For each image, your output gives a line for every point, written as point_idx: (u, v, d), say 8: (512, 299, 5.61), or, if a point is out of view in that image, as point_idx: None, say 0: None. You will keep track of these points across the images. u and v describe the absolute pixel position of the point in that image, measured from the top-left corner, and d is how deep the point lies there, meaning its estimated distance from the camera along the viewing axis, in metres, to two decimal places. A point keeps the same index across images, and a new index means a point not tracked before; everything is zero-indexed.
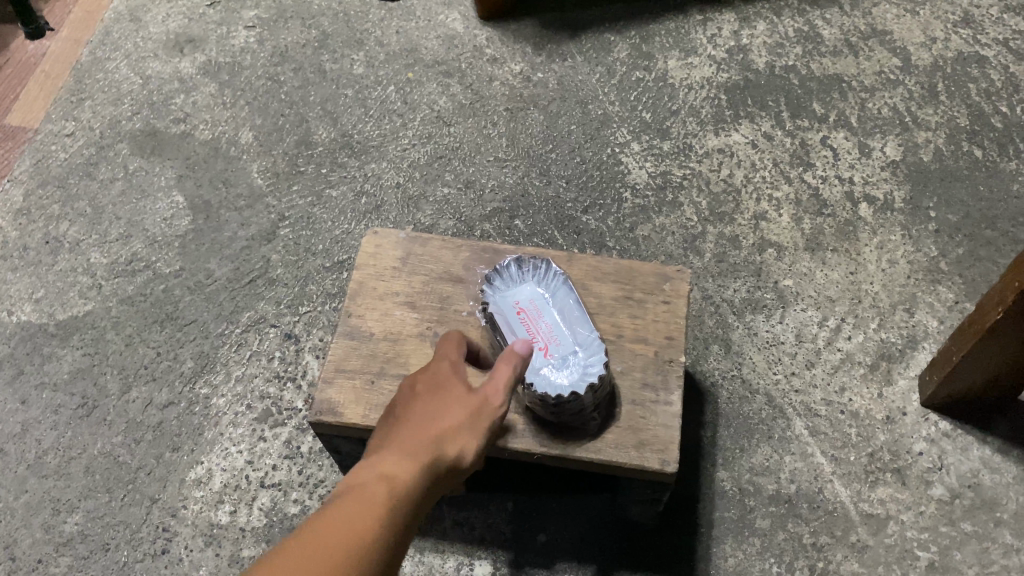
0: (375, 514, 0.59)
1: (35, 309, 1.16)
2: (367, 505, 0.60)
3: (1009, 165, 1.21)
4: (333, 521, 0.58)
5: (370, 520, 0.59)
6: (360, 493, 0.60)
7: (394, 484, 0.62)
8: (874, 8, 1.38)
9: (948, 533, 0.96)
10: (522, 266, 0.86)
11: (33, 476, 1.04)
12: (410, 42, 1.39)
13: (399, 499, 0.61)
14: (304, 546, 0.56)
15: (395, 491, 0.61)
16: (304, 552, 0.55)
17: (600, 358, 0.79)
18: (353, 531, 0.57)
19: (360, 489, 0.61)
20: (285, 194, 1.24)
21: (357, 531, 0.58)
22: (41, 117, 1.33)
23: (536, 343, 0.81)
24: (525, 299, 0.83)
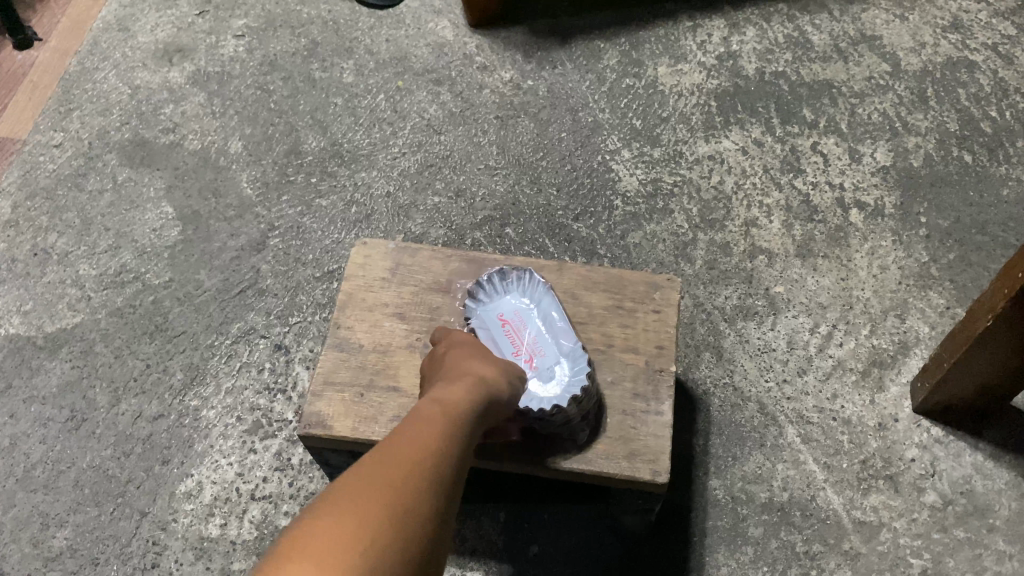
0: (444, 431, 0.61)
1: (23, 322, 1.15)
2: (433, 423, 0.62)
3: (999, 170, 1.21)
4: (407, 434, 0.60)
5: (440, 434, 0.61)
6: (422, 417, 0.63)
7: (452, 407, 0.65)
8: (863, 14, 1.38)
9: (941, 540, 0.95)
10: (506, 277, 0.87)
11: (21, 491, 1.03)
12: (400, 50, 1.39)
13: (459, 422, 0.63)
14: (388, 451, 0.57)
15: (452, 415, 0.64)
16: (394, 454, 0.57)
17: (583, 366, 0.80)
18: (430, 439, 0.59)
19: (419, 415, 0.63)
20: (275, 203, 1.24)
21: (432, 440, 0.60)
22: (29, 128, 1.33)
23: (521, 356, 0.82)
24: (509, 312, 0.85)
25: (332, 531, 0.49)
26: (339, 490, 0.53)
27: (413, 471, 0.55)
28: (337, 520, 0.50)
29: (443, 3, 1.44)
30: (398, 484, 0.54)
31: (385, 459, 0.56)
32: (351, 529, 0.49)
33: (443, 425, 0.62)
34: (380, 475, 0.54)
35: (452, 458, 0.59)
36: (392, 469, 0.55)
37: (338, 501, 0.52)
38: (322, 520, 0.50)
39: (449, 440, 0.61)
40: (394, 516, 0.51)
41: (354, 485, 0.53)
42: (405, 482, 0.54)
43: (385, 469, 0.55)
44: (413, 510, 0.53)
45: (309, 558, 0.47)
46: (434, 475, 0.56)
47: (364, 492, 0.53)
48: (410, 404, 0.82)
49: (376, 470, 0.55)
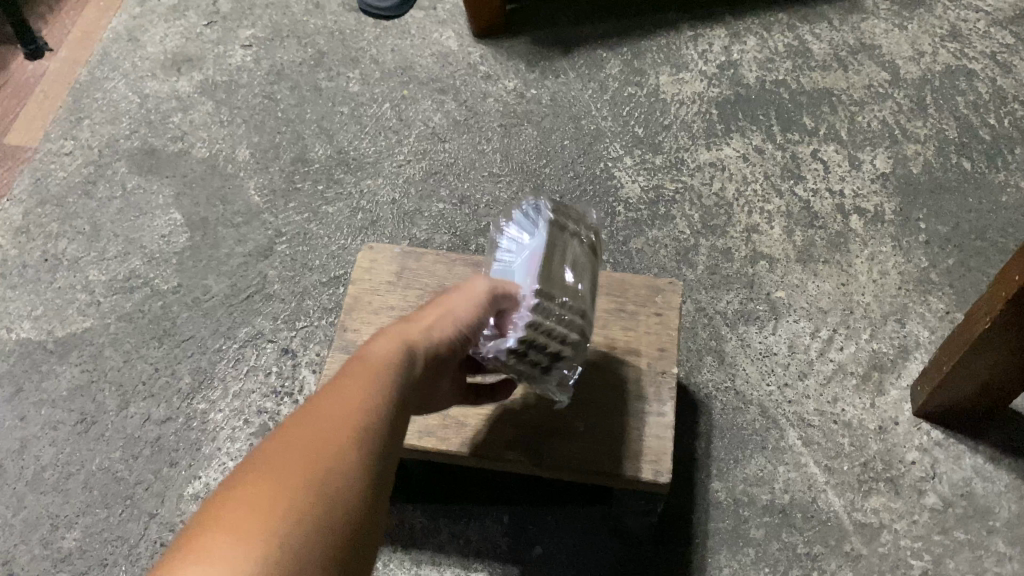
0: (384, 378, 0.60)
1: (33, 326, 1.17)
2: (372, 371, 0.60)
3: (998, 176, 1.22)
4: (340, 387, 0.58)
5: (379, 384, 0.59)
6: (362, 364, 0.61)
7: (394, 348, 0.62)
8: (863, 23, 1.40)
9: (942, 542, 0.96)
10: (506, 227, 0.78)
11: (31, 493, 1.05)
12: (405, 60, 1.41)
13: (404, 367, 0.62)
14: (315, 411, 0.56)
15: (395, 360, 0.62)
16: (321, 417, 0.55)
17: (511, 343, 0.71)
18: (365, 393, 0.58)
19: (360, 361, 0.61)
20: (282, 210, 1.25)
21: (367, 392, 0.58)
22: (40, 136, 1.35)
23: None
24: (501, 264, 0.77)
25: (249, 509, 0.49)
26: (262, 459, 0.53)
27: (339, 433, 0.54)
28: (255, 497, 0.49)
29: (448, 13, 1.46)
30: (322, 450, 0.53)
31: (310, 421, 0.55)
32: (268, 506, 0.49)
33: (383, 373, 0.60)
34: (304, 443, 0.53)
35: (388, 409, 0.58)
36: (316, 434, 0.54)
37: (255, 475, 0.51)
38: (239, 498, 0.50)
39: (386, 388, 0.59)
40: (315, 484, 0.51)
41: (277, 455, 0.53)
42: (334, 446, 0.53)
43: (310, 433, 0.54)
44: (336, 476, 0.52)
45: (224, 541, 0.47)
46: (364, 435, 0.55)
47: (286, 463, 0.52)
48: None
49: (300, 436, 0.54)
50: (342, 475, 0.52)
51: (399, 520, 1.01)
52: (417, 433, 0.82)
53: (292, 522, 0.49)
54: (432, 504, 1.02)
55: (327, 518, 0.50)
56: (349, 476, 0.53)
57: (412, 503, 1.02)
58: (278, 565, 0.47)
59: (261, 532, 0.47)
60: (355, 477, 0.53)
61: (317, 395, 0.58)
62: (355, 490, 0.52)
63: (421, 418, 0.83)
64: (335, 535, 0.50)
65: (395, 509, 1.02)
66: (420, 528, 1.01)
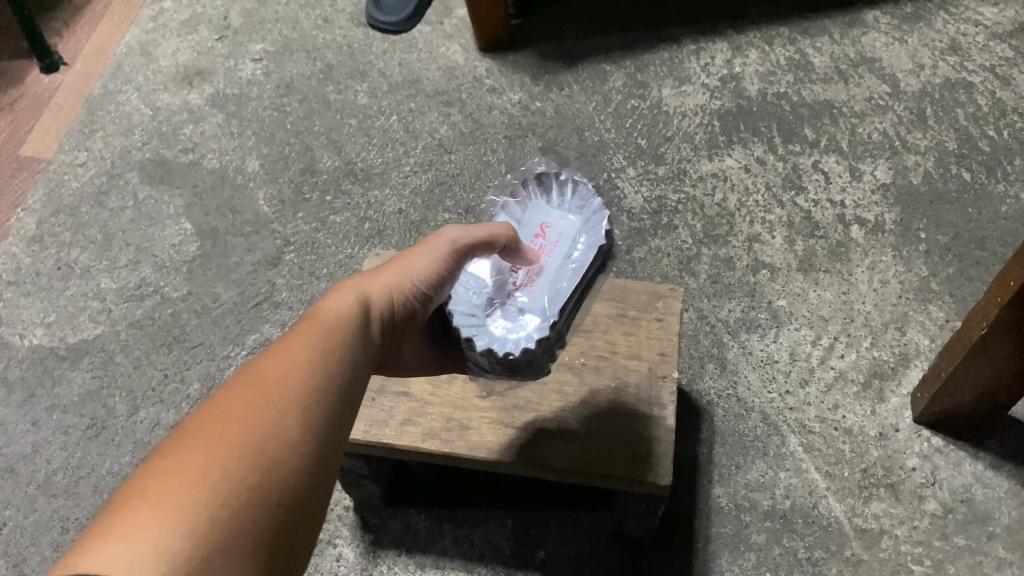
0: (334, 336, 0.63)
1: (46, 333, 1.19)
2: (322, 329, 0.64)
3: (998, 187, 1.23)
4: (288, 344, 0.62)
5: (329, 341, 0.63)
6: (313, 322, 0.64)
7: (335, 317, 0.65)
8: (864, 37, 1.42)
9: (942, 547, 0.97)
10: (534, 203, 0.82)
11: (42, 496, 1.06)
12: (412, 74, 1.43)
13: (355, 325, 0.66)
14: (262, 365, 0.59)
15: (346, 319, 0.65)
16: (269, 369, 0.59)
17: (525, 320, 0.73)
18: (313, 349, 0.61)
19: (312, 319, 0.65)
20: (291, 220, 1.28)
21: (315, 349, 0.62)
22: (54, 148, 1.37)
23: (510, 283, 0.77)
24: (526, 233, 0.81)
25: (196, 454, 0.52)
26: (197, 422, 0.55)
27: (286, 386, 0.58)
28: (201, 444, 0.53)
29: (455, 28, 1.48)
30: (267, 403, 0.56)
31: (258, 374, 0.58)
32: (214, 451, 0.52)
33: (333, 330, 0.64)
34: (251, 395, 0.56)
35: (336, 365, 0.62)
36: (263, 387, 0.57)
37: (203, 423, 0.54)
38: (186, 443, 0.53)
39: (336, 346, 0.63)
40: (259, 434, 0.54)
41: (224, 405, 0.56)
42: (272, 411, 0.56)
43: (257, 386, 0.57)
44: (279, 426, 0.55)
45: (154, 503, 0.49)
46: (309, 388, 0.59)
47: (222, 426, 0.54)
48: (420, 408, 0.85)
49: (247, 389, 0.57)
50: (286, 425, 0.56)
51: (404, 524, 1.03)
52: (422, 435, 0.84)
53: (236, 467, 0.52)
54: (437, 509, 1.03)
55: (270, 464, 0.54)
56: (293, 427, 0.56)
57: (416, 508, 1.04)
58: (224, 507, 0.50)
59: (205, 476, 0.51)
60: (300, 428, 0.56)
61: (266, 351, 0.61)
62: (300, 441, 0.56)
63: (426, 421, 0.84)
64: (280, 476, 0.53)
65: (400, 513, 1.03)
66: (424, 532, 1.02)
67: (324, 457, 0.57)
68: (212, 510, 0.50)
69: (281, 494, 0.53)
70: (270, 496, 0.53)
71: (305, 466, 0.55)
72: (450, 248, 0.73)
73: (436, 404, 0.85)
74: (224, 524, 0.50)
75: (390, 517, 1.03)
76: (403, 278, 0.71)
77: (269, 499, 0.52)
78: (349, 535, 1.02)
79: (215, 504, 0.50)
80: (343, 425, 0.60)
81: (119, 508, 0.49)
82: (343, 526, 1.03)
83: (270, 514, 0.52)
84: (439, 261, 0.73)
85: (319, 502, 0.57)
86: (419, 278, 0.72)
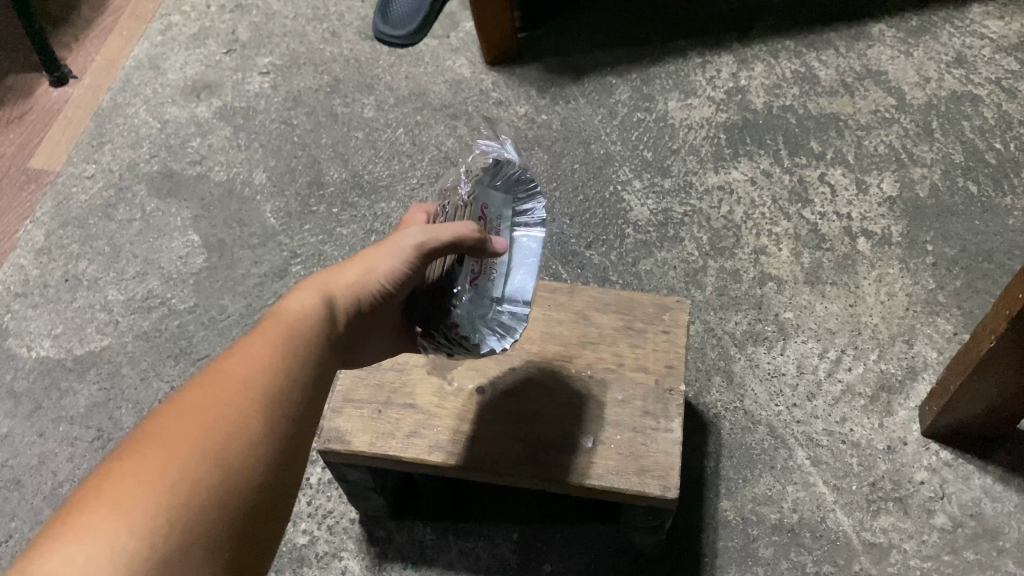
0: (296, 338, 0.63)
1: (53, 345, 1.20)
2: (285, 329, 0.64)
3: (1005, 200, 1.23)
4: (250, 344, 0.62)
5: (292, 341, 0.63)
6: (276, 322, 0.64)
7: (298, 317, 0.65)
8: (869, 50, 1.42)
9: (951, 562, 0.96)
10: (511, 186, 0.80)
11: (48, 507, 1.06)
12: (419, 87, 1.44)
13: (319, 326, 0.66)
14: (224, 366, 0.60)
15: (311, 319, 0.65)
16: (230, 371, 0.59)
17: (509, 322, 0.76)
18: (276, 351, 0.62)
19: (273, 319, 0.65)
20: (297, 232, 1.28)
21: (277, 350, 0.62)
22: (62, 160, 1.38)
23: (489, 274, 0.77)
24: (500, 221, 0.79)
25: (152, 460, 0.52)
26: (154, 426, 0.55)
27: (248, 388, 0.58)
28: (159, 451, 0.53)
29: (461, 41, 1.49)
30: (228, 404, 0.57)
31: (219, 375, 0.59)
32: (173, 452, 0.53)
33: (297, 331, 0.64)
34: (211, 396, 0.57)
35: (299, 366, 0.62)
36: (223, 389, 0.58)
37: (160, 428, 0.55)
38: (146, 443, 0.53)
39: (299, 347, 0.63)
40: (219, 441, 0.55)
41: (184, 406, 0.56)
42: (235, 417, 0.57)
43: (218, 387, 0.58)
44: (239, 429, 0.56)
45: (107, 511, 0.49)
46: (271, 391, 0.59)
47: (179, 433, 0.54)
48: (426, 420, 0.85)
49: (207, 390, 0.58)
50: (247, 428, 0.56)
51: (410, 536, 1.02)
52: (428, 448, 0.84)
53: (196, 468, 0.53)
54: (442, 522, 1.03)
55: (230, 466, 0.54)
56: (253, 430, 0.57)
57: (422, 521, 1.03)
58: (182, 516, 0.51)
59: (165, 476, 0.52)
60: (260, 431, 0.57)
61: (227, 351, 0.62)
62: (259, 443, 0.57)
63: (432, 433, 0.84)
64: (242, 484, 0.54)
65: (405, 526, 1.03)
66: (430, 545, 1.02)
67: (285, 459, 0.58)
68: (171, 509, 0.50)
69: (241, 494, 0.54)
70: (230, 496, 0.53)
71: (265, 467, 0.56)
72: (415, 250, 0.70)
73: (443, 417, 0.85)
74: (184, 524, 0.50)
75: (395, 529, 1.03)
76: (368, 277, 0.70)
77: (228, 500, 0.53)
78: (355, 548, 1.02)
79: (174, 503, 0.51)
80: (304, 427, 0.61)
81: (76, 507, 0.49)
82: (349, 538, 1.02)
83: (230, 514, 0.53)
84: (404, 261, 0.71)
85: (280, 501, 0.58)
86: (382, 279, 0.70)
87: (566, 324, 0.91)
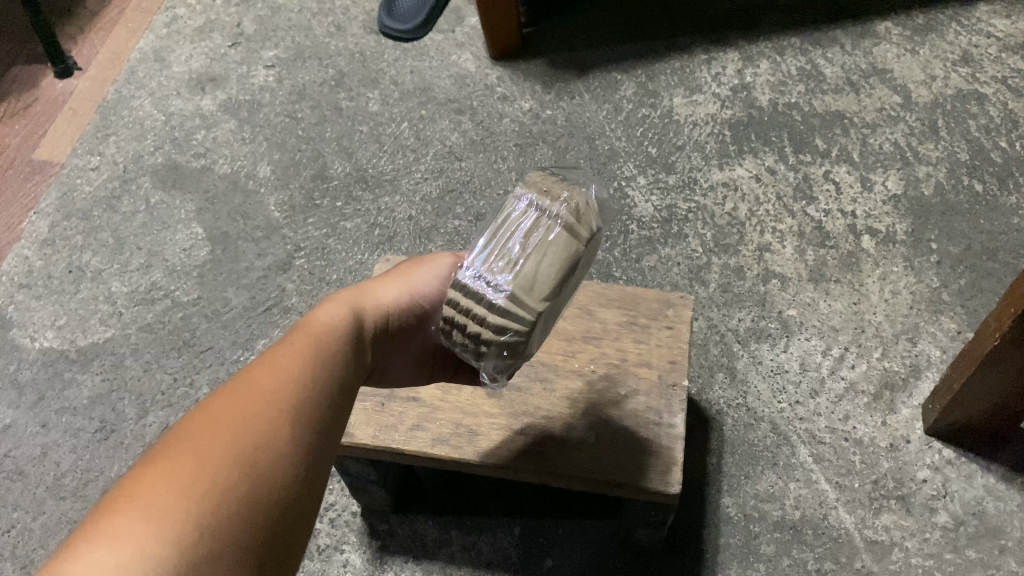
0: (321, 348, 0.64)
1: (56, 336, 1.20)
2: (310, 343, 0.64)
3: (1010, 199, 1.23)
4: (276, 354, 0.62)
5: (319, 353, 0.63)
6: (301, 336, 0.65)
7: (325, 329, 0.66)
8: (875, 48, 1.42)
9: (954, 561, 0.96)
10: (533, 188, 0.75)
11: (51, 498, 1.06)
12: (424, 81, 1.44)
13: (345, 338, 0.66)
14: (249, 378, 0.59)
15: (338, 332, 0.66)
16: (256, 382, 0.59)
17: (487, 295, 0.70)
18: (300, 362, 0.62)
19: (301, 331, 0.66)
20: (301, 225, 1.28)
21: (301, 361, 0.62)
22: (67, 152, 1.38)
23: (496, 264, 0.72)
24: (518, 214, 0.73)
25: (182, 465, 0.52)
26: (184, 433, 0.55)
27: (274, 398, 0.58)
28: (188, 456, 0.53)
29: (467, 36, 1.49)
30: (254, 414, 0.56)
31: (245, 386, 0.59)
32: (200, 462, 0.52)
33: (323, 342, 0.64)
34: (237, 407, 0.57)
35: (324, 374, 0.62)
36: (248, 400, 0.57)
37: (189, 435, 0.54)
38: (175, 453, 0.53)
39: (325, 357, 0.64)
40: (247, 446, 0.54)
41: (210, 417, 0.56)
42: (262, 421, 0.56)
43: (246, 396, 0.58)
44: (265, 438, 0.55)
45: (139, 514, 0.49)
46: (297, 401, 0.59)
47: (209, 439, 0.54)
48: (430, 414, 0.85)
49: (233, 401, 0.57)
50: (274, 437, 0.56)
51: (412, 530, 1.02)
52: (431, 441, 0.83)
53: (223, 476, 0.52)
54: (444, 516, 1.03)
55: (258, 474, 0.54)
56: (279, 440, 0.56)
57: (424, 515, 1.03)
58: (210, 520, 0.50)
59: (193, 484, 0.51)
60: (286, 440, 0.56)
61: (252, 364, 0.61)
62: (286, 451, 0.56)
63: (436, 426, 0.84)
64: (270, 488, 0.54)
65: (407, 520, 1.03)
66: (431, 539, 1.02)
67: (311, 468, 0.58)
68: (201, 516, 0.50)
69: (269, 501, 0.53)
70: (257, 504, 0.53)
71: (293, 475, 0.56)
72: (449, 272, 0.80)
73: (446, 410, 0.85)
74: (215, 530, 0.50)
75: (397, 523, 1.03)
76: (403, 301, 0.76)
77: (255, 507, 0.52)
78: (357, 541, 1.02)
79: (202, 511, 0.50)
80: (329, 437, 0.61)
81: (105, 516, 0.49)
82: (351, 531, 1.03)
83: (258, 522, 0.52)
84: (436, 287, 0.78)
85: (307, 511, 0.57)
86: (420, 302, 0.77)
87: (570, 320, 0.91)
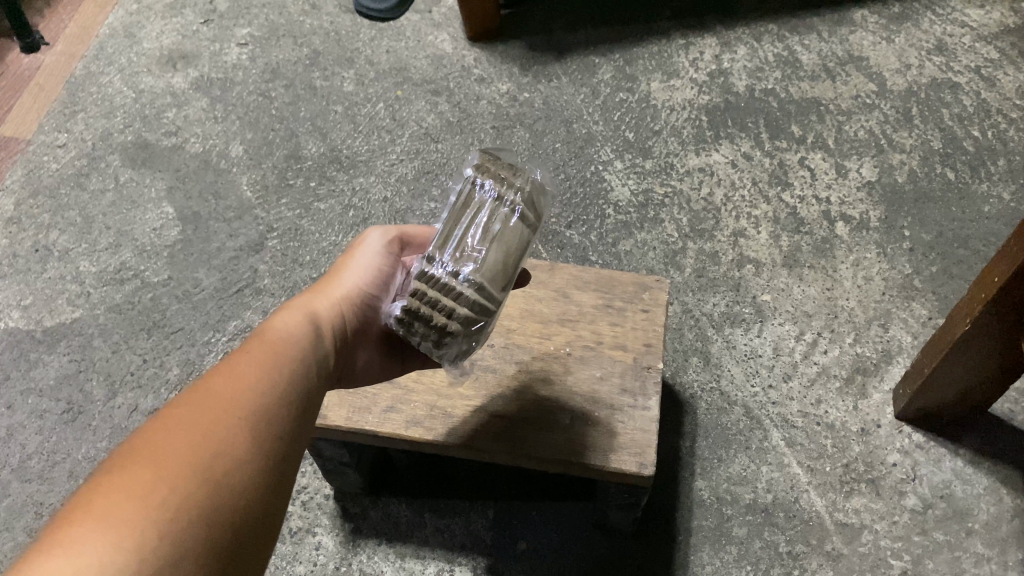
0: (281, 354, 0.63)
1: (22, 316, 1.18)
2: (273, 352, 0.63)
3: (981, 187, 1.24)
4: (236, 361, 0.61)
5: (281, 360, 0.62)
6: (260, 340, 0.64)
7: (277, 336, 0.64)
8: (851, 36, 1.43)
9: (921, 543, 0.97)
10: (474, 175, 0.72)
11: (16, 480, 1.04)
12: (400, 61, 1.42)
13: (306, 339, 0.66)
14: (210, 384, 0.58)
15: (297, 337, 0.65)
16: (217, 389, 0.58)
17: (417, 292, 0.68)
18: (262, 369, 0.61)
19: (257, 338, 0.64)
20: (274, 206, 1.26)
21: (263, 369, 0.61)
22: (34, 128, 1.36)
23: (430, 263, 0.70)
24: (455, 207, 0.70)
25: (139, 474, 0.50)
26: (137, 444, 0.53)
27: (233, 407, 0.57)
28: (144, 466, 0.51)
29: (443, 17, 1.48)
30: (217, 422, 0.55)
31: (205, 391, 0.57)
32: (159, 470, 0.51)
33: (282, 349, 0.63)
34: (198, 413, 0.55)
35: (285, 382, 0.61)
36: (209, 406, 0.56)
37: (146, 444, 0.53)
38: (132, 463, 0.51)
39: (286, 363, 0.63)
40: (208, 452, 0.53)
41: (170, 424, 0.54)
42: (224, 429, 0.55)
43: (204, 404, 0.56)
44: (227, 448, 0.54)
45: (97, 523, 0.47)
46: (259, 410, 0.58)
47: (166, 450, 0.52)
48: (403, 396, 0.84)
49: (194, 407, 0.56)
50: (236, 445, 0.55)
51: (384, 513, 1.02)
52: (405, 423, 0.83)
53: (185, 485, 0.51)
54: (416, 499, 1.03)
55: (221, 482, 0.52)
56: (243, 449, 0.55)
57: (396, 497, 1.03)
58: (174, 528, 0.48)
59: (153, 493, 0.49)
60: (251, 449, 0.56)
61: (213, 368, 0.60)
62: (248, 459, 0.55)
63: (409, 408, 0.83)
64: (234, 496, 0.53)
65: (380, 502, 1.03)
66: (405, 521, 1.01)
67: (274, 478, 0.57)
68: (163, 524, 0.48)
69: (233, 512, 0.52)
70: (221, 515, 0.51)
71: (256, 484, 0.55)
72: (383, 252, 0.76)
73: (420, 393, 0.84)
74: (179, 539, 0.48)
75: (370, 506, 1.02)
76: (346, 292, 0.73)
77: (218, 514, 0.51)
78: (329, 524, 1.01)
79: (164, 518, 0.48)
80: (293, 449, 0.60)
81: (63, 525, 0.47)
82: (323, 514, 1.02)
83: (224, 531, 0.51)
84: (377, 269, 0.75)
85: (270, 519, 0.56)
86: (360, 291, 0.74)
87: (545, 302, 0.91)
